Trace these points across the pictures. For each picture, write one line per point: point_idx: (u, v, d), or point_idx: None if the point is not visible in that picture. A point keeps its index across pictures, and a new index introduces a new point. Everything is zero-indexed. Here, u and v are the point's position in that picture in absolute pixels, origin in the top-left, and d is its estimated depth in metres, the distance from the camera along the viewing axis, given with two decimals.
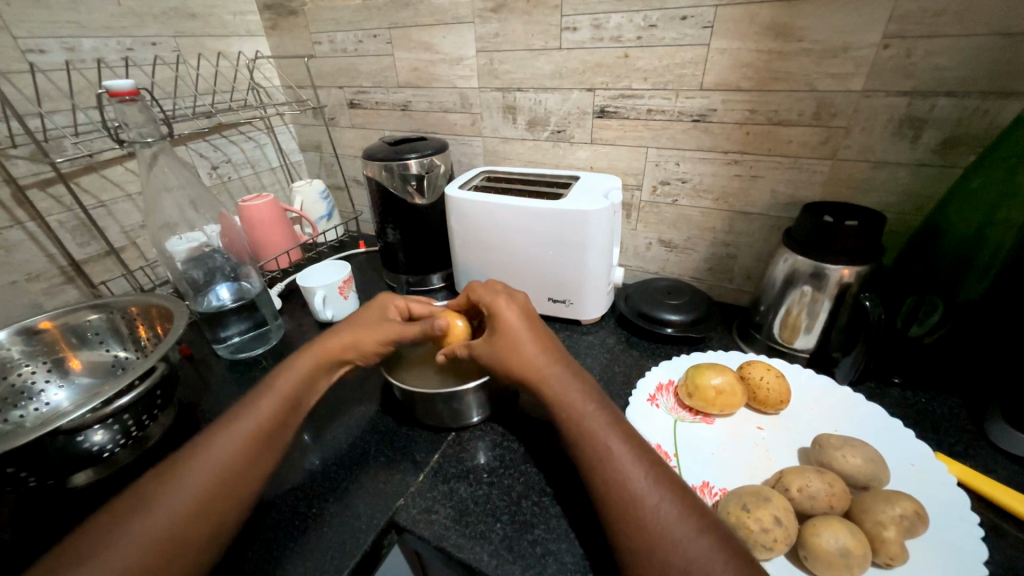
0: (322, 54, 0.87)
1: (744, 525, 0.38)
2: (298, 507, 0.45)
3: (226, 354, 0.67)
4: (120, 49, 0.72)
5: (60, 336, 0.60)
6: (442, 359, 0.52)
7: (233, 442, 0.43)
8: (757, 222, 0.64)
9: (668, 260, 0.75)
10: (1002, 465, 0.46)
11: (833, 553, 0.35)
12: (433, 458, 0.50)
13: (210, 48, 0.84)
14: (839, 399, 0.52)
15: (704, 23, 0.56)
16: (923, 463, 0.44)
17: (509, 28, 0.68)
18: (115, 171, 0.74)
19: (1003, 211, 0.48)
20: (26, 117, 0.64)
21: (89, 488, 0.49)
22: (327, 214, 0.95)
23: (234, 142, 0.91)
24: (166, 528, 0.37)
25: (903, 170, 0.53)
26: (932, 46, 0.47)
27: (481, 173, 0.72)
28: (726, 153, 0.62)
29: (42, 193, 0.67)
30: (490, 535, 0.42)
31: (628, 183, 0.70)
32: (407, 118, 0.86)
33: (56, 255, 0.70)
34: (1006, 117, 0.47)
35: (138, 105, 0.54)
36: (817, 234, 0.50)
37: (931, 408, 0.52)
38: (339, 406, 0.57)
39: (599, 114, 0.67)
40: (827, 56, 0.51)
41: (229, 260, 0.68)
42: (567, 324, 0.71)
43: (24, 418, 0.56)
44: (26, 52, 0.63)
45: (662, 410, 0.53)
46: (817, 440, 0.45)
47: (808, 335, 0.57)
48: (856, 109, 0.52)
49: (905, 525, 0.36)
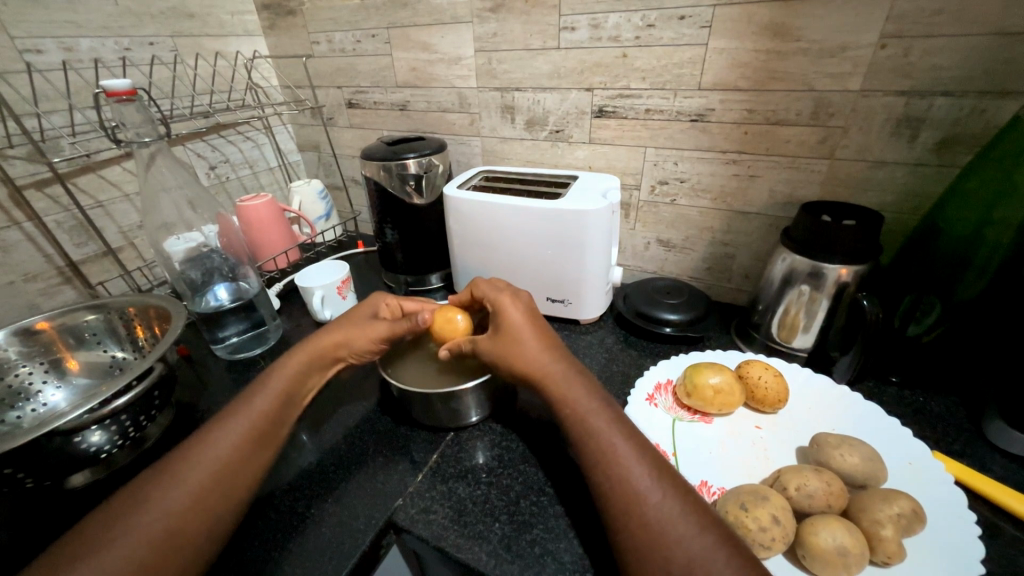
0: (320, 54, 0.87)
1: (742, 524, 0.38)
2: (297, 507, 0.45)
3: (224, 354, 0.67)
4: (117, 49, 0.72)
5: (58, 337, 0.60)
6: (446, 355, 0.52)
7: (232, 442, 0.43)
8: (755, 222, 0.64)
9: (666, 260, 0.75)
10: (999, 463, 0.46)
11: (831, 551, 0.35)
12: (431, 457, 0.50)
13: (208, 48, 0.84)
14: (837, 398, 0.52)
15: (702, 23, 0.56)
16: (921, 462, 0.44)
17: (507, 28, 0.67)
18: (113, 171, 0.74)
19: (1000, 210, 0.48)
20: (22, 117, 0.63)
21: (87, 489, 0.49)
22: (325, 214, 0.95)
23: (232, 142, 0.91)
24: (164, 527, 0.36)
25: (900, 169, 0.54)
26: (929, 46, 0.47)
27: (480, 173, 0.72)
28: (724, 153, 0.62)
29: (39, 194, 0.66)
30: (488, 535, 0.42)
31: (627, 183, 0.71)
32: (405, 118, 0.86)
33: (53, 256, 0.70)
34: (1003, 116, 0.47)
35: (136, 105, 0.54)
36: (815, 233, 0.51)
37: (929, 408, 0.52)
38: (337, 406, 0.57)
39: (597, 114, 0.67)
40: (824, 56, 0.52)
41: (228, 260, 0.68)
42: (565, 324, 0.71)
43: (22, 419, 0.56)
44: (23, 52, 0.63)
45: (660, 409, 0.53)
46: (815, 439, 0.45)
47: (806, 335, 0.57)
48: (854, 108, 0.53)
49: (903, 523, 0.36)
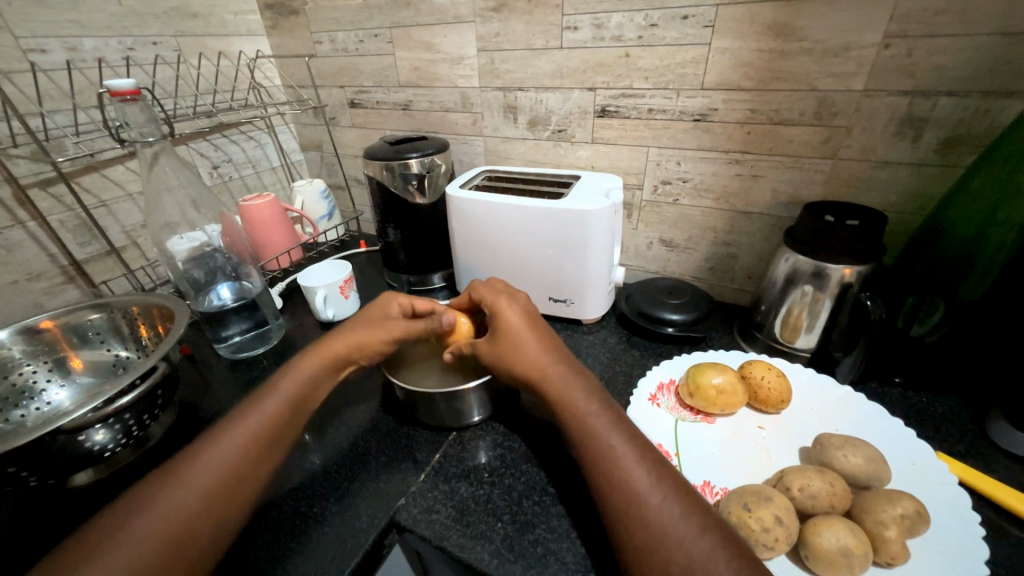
0: (323, 54, 0.87)
1: (745, 525, 0.38)
2: (299, 507, 0.45)
3: (227, 354, 0.67)
4: (121, 49, 0.72)
5: (61, 336, 0.60)
6: (449, 357, 0.53)
7: (234, 442, 0.43)
8: (758, 222, 0.64)
9: (669, 260, 0.75)
10: (1003, 465, 0.46)
11: (834, 552, 0.35)
12: (434, 457, 0.50)
13: (211, 48, 0.84)
14: (839, 399, 0.52)
15: (705, 22, 0.56)
16: (924, 463, 0.44)
17: (510, 28, 0.68)
18: (116, 171, 0.75)
19: (1004, 211, 0.47)
20: (26, 117, 0.64)
21: (90, 488, 0.49)
22: (327, 214, 0.95)
23: (235, 142, 0.91)
24: (166, 527, 0.37)
25: (904, 169, 0.53)
26: (933, 46, 0.47)
27: (482, 173, 0.72)
28: (727, 153, 0.62)
29: (43, 193, 0.67)
30: (491, 535, 0.42)
31: (629, 183, 0.70)
32: (408, 117, 0.86)
33: (56, 255, 0.70)
34: (1008, 116, 0.47)
35: (139, 104, 0.54)
36: (818, 234, 0.50)
37: (932, 408, 0.52)
38: (340, 406, 0.57)
39: (600, 114, 0.67)
40: (828, 56, 0.51)
41: (230, 260, 0.68)
42: (567, 323, 0.71)
43: (25, 418, 0.56)
44: (27, 52, 0.63)
45: (663, 409, 0.53)
46: (817, 440, 0.45)
47: (809, 335, 0.57)
48: (857, 108, 0.52)
49: (906, 525, 0.36)
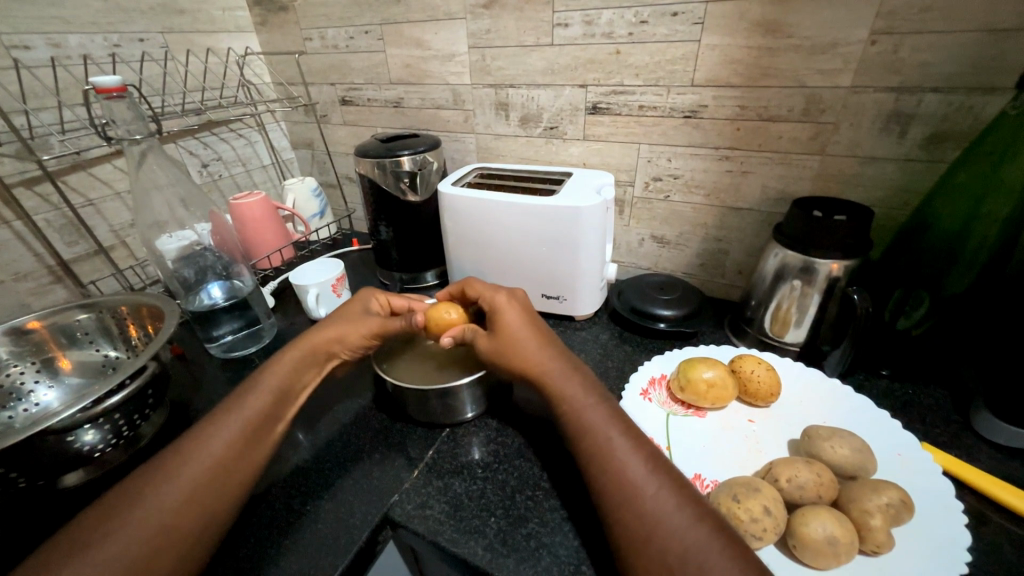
0: (312, 51, 0.87)
1: (734, 515, 0.38)
2: (292, 504, 0.45)
3: (219, 353, 0.67)
4: (106, 46, 0.71)
5: (50, 336, 0.59)
6: (448, 342, 0.50)
7: (225, 438, 0.43)
8: (747, 217, 0.65)
9: (661, 256, 0.75)
10: (986, 454, 0.47)
11: (821, 541, 0.36)
12: (427, 453, 0.50)
13: (199, 45, 0.83)
14: (828, 391, 0.53)
15: (694, 19, 0.56)
16: (909, 453, 0.45)
17: (501, 24, 0.67)
18: (104, 170, 0.74)
19: (988, 204, 0.48)
20: (10, 115, 0.63)
21: (80, 490, 0.48)
22: (319, 212, 0.95)
23: (225, 140, 0.90)
24: (159, 524, 0.36)
25: (891, 165, 0.54)
26: (920, 41, 0.48)
27: (474, 170, 0.72)
28: (717, 149, 0.62)
29: (29, 192, 0.66)
30: (484, 530, 0.42)
31: (621, 180, 0.71)
32: (399, 114, 0.85)
33: (43, 255, 0.69)
34: (991, 111, 0.47)
35: (127, 102, 0.53)
36: (806, 229, 0.51)
37: (918, 400, 0.53)
38: (332, 404, 0.57)
39: (591, 110, 0.67)
40: (816, 52, 0.52)
41: (221, 258, 0.68)
42: (560, 320, 0.71)
43: (13, 419, 0.56)
44: (10, 48, 0.62)
45: (654, 404, 0.53)
46: (806, 432, 0.46)
47: (798, 329, 0.58)
48: (845, 105, 0.53)
49: (891, 513, 0.37)
